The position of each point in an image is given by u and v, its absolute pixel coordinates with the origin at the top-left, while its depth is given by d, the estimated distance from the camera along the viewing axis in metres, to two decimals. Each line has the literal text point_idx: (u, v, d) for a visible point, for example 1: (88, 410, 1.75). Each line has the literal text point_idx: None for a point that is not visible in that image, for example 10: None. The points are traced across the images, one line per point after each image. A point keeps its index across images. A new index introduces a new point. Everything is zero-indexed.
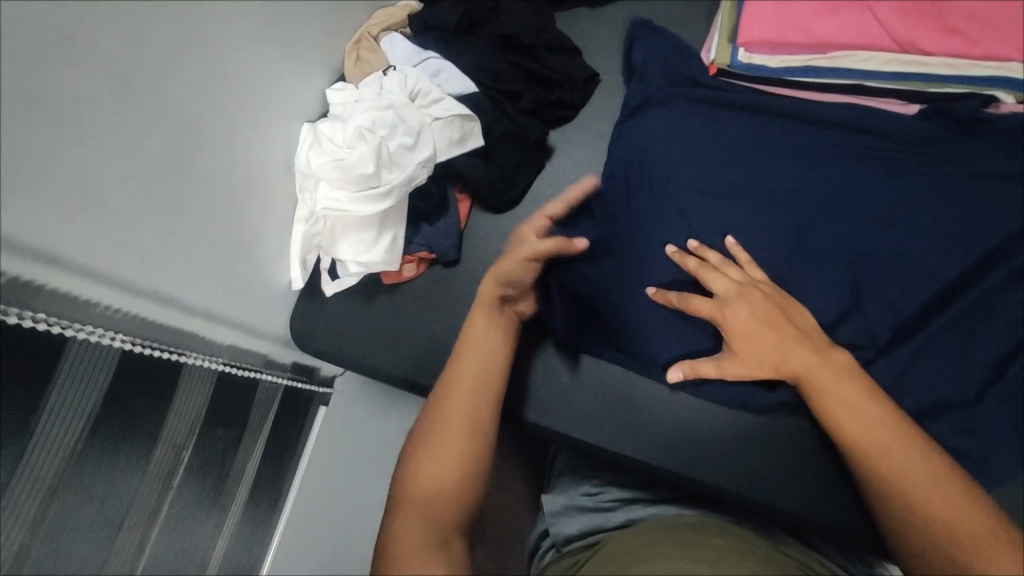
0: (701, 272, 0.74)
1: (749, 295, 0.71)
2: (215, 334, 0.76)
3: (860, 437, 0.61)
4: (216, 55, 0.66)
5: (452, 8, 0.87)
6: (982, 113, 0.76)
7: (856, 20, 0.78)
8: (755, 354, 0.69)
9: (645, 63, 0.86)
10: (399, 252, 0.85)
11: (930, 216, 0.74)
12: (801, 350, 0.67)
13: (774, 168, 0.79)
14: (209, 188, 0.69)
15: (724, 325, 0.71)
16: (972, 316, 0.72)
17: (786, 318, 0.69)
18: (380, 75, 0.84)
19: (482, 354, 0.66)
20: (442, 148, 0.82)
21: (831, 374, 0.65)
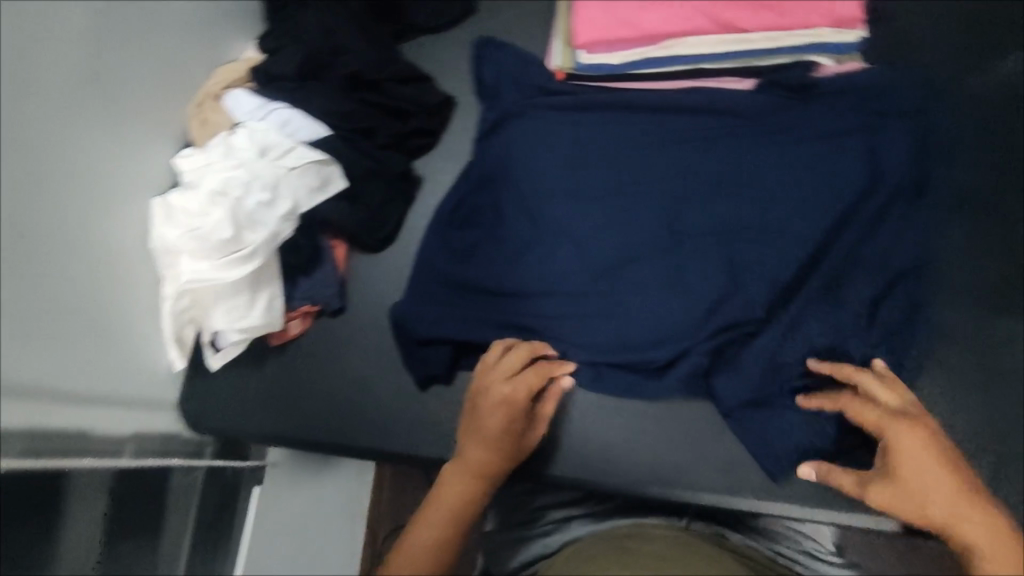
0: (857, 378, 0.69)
1: (914, 432, 0.62)
2: (104, 429, 0.69)
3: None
4: (35, 140, 0.60)
5: (290, 55, 0.85)
6: (808, 79, 0.79)
7: (679, 8, 0.81)
8: (911, 475, 0.59)
9: (497, 80, 0.87)
10: (279, 312, 0.81)
11: (784, 182, 0.76)
12: (959, 503, 0.56)
13: (635, 161, 0.80)
14: (57, 275, 0.63)
15: (889, 438, 0.63)
16: (835, 269, 0.75)
17: (954, 459, 0.60)
18: (226, 134, 0.80)
19: (465, 481, 0.71)
20: (303, 197, 0.80)
21: (982, 530, 0.54)
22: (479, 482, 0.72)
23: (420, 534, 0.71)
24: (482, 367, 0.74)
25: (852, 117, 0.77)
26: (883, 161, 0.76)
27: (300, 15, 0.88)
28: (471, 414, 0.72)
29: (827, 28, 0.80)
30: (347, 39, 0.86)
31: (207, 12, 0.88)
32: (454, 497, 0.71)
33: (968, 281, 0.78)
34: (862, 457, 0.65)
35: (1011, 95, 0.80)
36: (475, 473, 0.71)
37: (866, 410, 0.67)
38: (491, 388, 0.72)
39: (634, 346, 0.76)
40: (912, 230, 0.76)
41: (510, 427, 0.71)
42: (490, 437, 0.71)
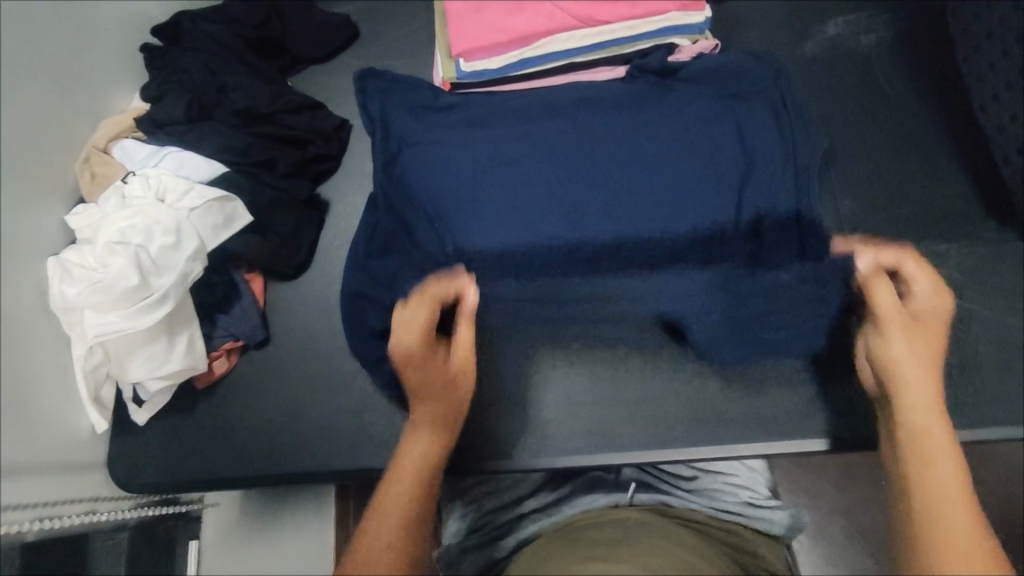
0: (875, 278, 0.67)
1: (926, 328, 0.64)
2: (25, 499, 0.66)
3: (931, 477, 0.54)
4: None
5: (176, 99, 0.85)
6: (671, 62, 0.84)
7: (541, 9, 0.83)
8: (915, 343, 0.63)
9: (384, 113, 0.85)
10: (201, 352, 0.80)
11: (670, 153, 0.79)
12: (930, 392, 0.60)
13: (533, 154, 0.81)
14: None
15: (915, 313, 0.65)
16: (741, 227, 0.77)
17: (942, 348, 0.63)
18: (120, 184, 0.80)
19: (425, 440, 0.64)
20: (208, 236, 0.79)
21: (935, 408, 0.59)
22: (442, 425, 0.66)
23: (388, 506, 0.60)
24: (399, 322, 0.70)
25: (709, 89, 0.83)
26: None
27: (181, 59, 0.89)
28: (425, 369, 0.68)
29: (676, 11, 0.84)
30: (234, 79, 0.89)
31: (87, 72, 0.88)
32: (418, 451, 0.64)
33: (854, 214, 0.83)
34: (891, 317, 0.64)
35: (850, 47, 0.89)
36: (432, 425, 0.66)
37: (918, 283, 0.66)
38: (410, 336, 0.68)
39: (558, 337, 0.82)
40: (800, 173, 0.80)
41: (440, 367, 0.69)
42: (443, 381, 0.68)
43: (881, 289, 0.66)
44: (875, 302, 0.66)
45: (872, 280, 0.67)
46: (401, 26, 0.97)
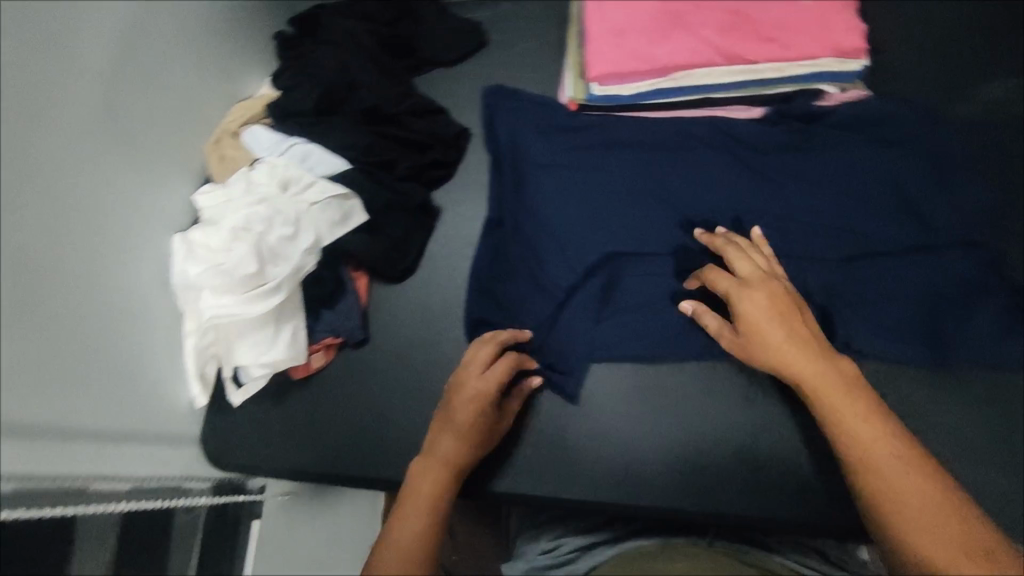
0: (710, 269, 0.71)
1: (755, 296, 0.66)
2: (124, 469, 0.70)
3: (842, 427, 0.57)
4: (54, 179, 0.61)
5: (309, 92, 0.86)
6: (816, 109, 0.81)
7: (686, 41, 0.79)
8: (758, 336, 0.64)
9: (509, 127, 0.87)
10: (303, 344, 0.81)
11: (797, 204, 0.78)
12: (797, 347, 0.62)
13: (659, 190, 0.81)
14: (79, 312, 0.63)
15: (739, 305, 0.67)
16: (858, 279, 0.75)
17: (789, 315, 0.65)
18: (247, 170, 0.82)
19: (432, 483, 0.67)
20: (324, 231, 0.80)
21: (807, 357, 0.62)
22: (450, 467, 0.69)
23: (399, 537, 0.62)
24: (470, 362, 0.74)
25: (852, 142, 0.79)
26: (903, 184, 0.78)
27: (317, 51, 0.89)
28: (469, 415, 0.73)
29: (830, 58, 0.78)
30: (364, 76, 0.88)
31: (223, 55, 0.90)
32: (429, 489, 0.67)
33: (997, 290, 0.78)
34: (719, 333, 0.69)
35: (1013, 111, 0.82)
36: (446, 460, 0.69)
37: (717, 278, 0.70)
38: (467, 385, 0.72)
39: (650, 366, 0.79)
40: (942, 242, 0.76)
41: (477, 420, 0.71)
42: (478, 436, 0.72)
43: (707, 315, 0.70)
44: (712, 328, 0.70)
45: (699, 311, 0.71)
46: (532, 38, 0.96)
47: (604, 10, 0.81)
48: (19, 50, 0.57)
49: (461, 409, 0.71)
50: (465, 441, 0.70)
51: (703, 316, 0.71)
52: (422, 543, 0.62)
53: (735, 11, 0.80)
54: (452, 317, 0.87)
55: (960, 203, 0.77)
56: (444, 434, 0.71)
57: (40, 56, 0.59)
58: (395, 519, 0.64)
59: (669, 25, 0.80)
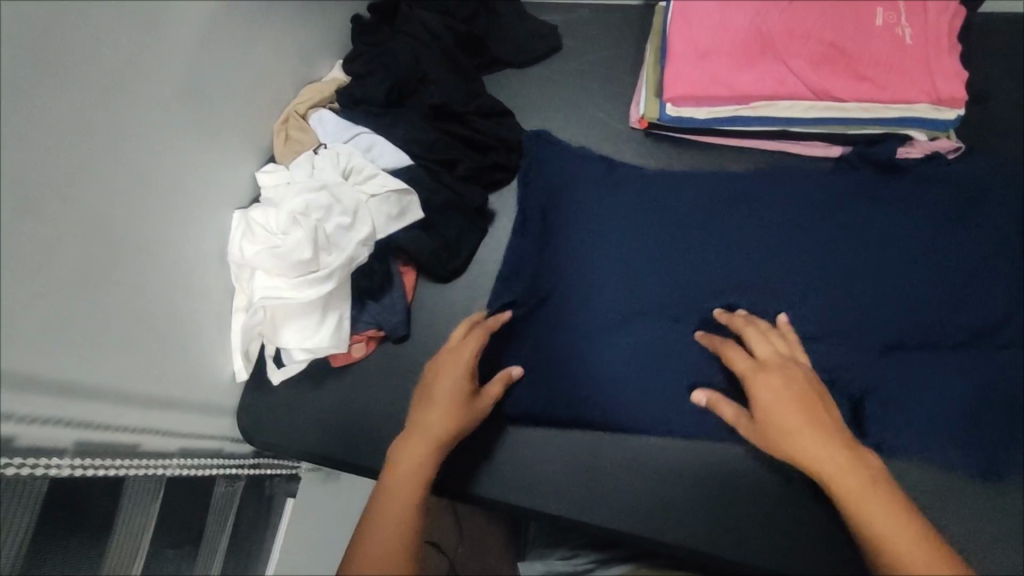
0: (728, 347, 0.71)
1: (773, 381, 0.64)
2: (169, 433, 0.72)
3: (865, 516, 0.55)
4: (131, 148, 0.63)
5: (379, 82, 0.86)
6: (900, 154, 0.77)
7: (772, 71, 0.75)
8: (775, 422, 0.62)
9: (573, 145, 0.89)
10: (346, 333, 0.82)
11: (867, 250, 0.75)
12: (815, 431, 0.60)
13: (721, 221, 0.79)
14: (141, 278, 0.65)
15: (753, 387, 0.65)
16: (929, 340, 0.72)
17: (814, 402, 0.63)
18: (311, 154, 0.82)
19: (416, 464, 0.63)
20: (380, 225, 0.80)
21: (827, 440, 0.60)
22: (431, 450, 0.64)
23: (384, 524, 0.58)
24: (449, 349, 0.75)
25: (932, 191, 0.76)
26: (985, 248, 0.74)
27: (392, 42, 0.88)
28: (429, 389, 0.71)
29: (925, 104, 0.73)
30: (436, 71, 0.87)
31: (300, 36, 0.90)
32: (412, 469, 0.62)
33: None
34: (736, 419, 0.67)
35: None
36: (431, 438, 0.65)
37: (736, 358, 0.69)
38: (449, 369, 0.71)
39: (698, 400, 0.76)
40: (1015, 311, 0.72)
41: (456, 397, 0.69)
42: (443, 417, 0.67)
43: (722, 403, 0.69)
44: (728, 416, 0.69)
45: (712, 399, 0.71)
46: (608, 47, 0.94)
47: (690, 30, 0.77)
48: (115, 19, 0.58)
49: (440, 389, 0.69)
50: (444, 414, 0.67)
51: (717, 404, 0.70)
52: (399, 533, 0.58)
53: (832, 42, 0.73)
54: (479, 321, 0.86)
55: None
56: (431, 412, 0.67)
57: (132, 27, 0.60)
58: (362, 529, 0.58)
59: (756, 52, 0.75)
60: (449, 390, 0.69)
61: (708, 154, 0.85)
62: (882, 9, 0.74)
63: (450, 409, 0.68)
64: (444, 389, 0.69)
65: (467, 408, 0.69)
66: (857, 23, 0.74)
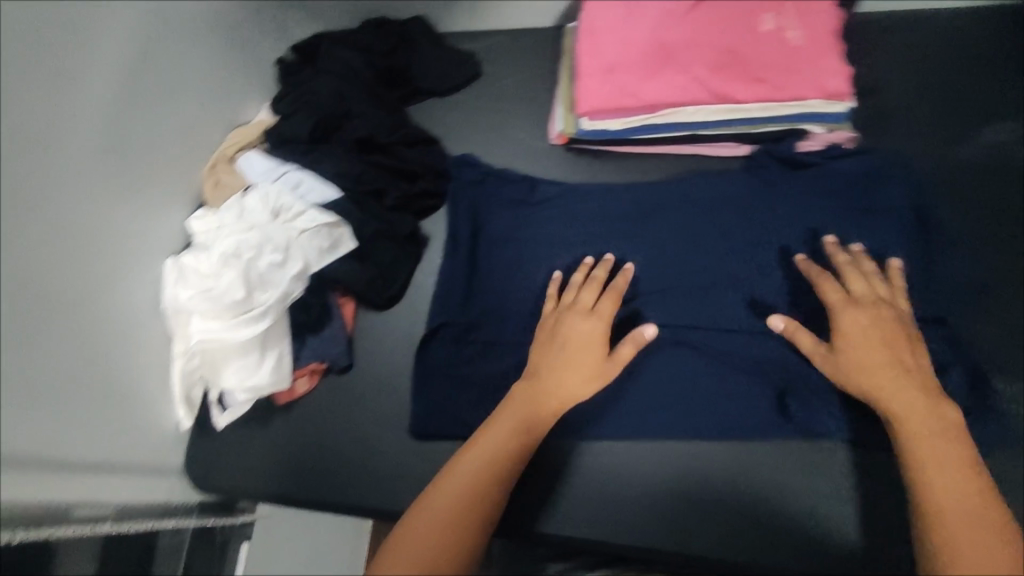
0: (824, 278, 0.73)
1: (861, 317, 0.69)
2: (102, 495, 0.71)
3: (920, 455, 0.60)
4: (53, 210, 0.63)
5: (303, 120, 0.88)
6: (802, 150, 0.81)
7: (675, 80, 0.79)
8: (858, 351, 0.67)
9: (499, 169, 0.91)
10: (288, 369, 0.82)
11: (780, 242, 0.78)
12: (893, 371, 0.65)
13: (638, 229, 0.83)
14: (69, 339, 0.65)
15: (840, 323, 0.70)
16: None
17: (899, 342, 0.67)
18: (240, 196, 0.83)
19: (515, 421, 0.70)
20: (313, 258, 0.81)
21: (903, 384, 0.64)
22: (535, 417, 0.70)
23: (470, 462, 0.67)
24: (571, 299, 0.77)
25: (836, 181, 0.79)
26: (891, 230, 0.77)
27: (313, 81, 0.90)
28: (548, 345, 0.74)
29: (818, 100, 0.77)
30: (360, 106, 0.90)
31: (225, 83, 0.92)
32: (513, 420, 0.70)
33: (994, 341, 0.74)
34: (812, 351, 0.70)
35: (1014, 155, 0.80)
36: (549, 399, 0.71)
37: (828, 291, 0.72)
38: (584, 328, 0.74)
39: (636, 403, 0.77)
40: (926, 288, 0.76)
41: (593, 364, 0.72)
42: (564, 377, 0.72)
43: (801, 336, 0.71)
44: (806, 345, 0.71)
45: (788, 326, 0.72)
46: (525, 71, 0.97)
47: (596, 48, 0.81)
48: (24, 88, 0.59)
49: (581, 355, 0.73)
50: (585, 384, 0.72)
51: (794, 334, 0.72)
52: (492, 486, 0.65)
53: (727, 49, 0.78)
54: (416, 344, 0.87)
55: (948, 260, 0.77)
56: (565, 373, 0.72)
57: (53, 94, 0.62)
58: (446, 472, 0.66)
59: (659, 63, 0.79)
60: (588, 357, 0.73)
61: (626, 162, 0.88)
62: (769, 15, 0.78)
63: (590, 378, 0.72)
64: (583, 356, 0.73)
65: (590, 369, 0.72)
66: (746, 30, 0.78)
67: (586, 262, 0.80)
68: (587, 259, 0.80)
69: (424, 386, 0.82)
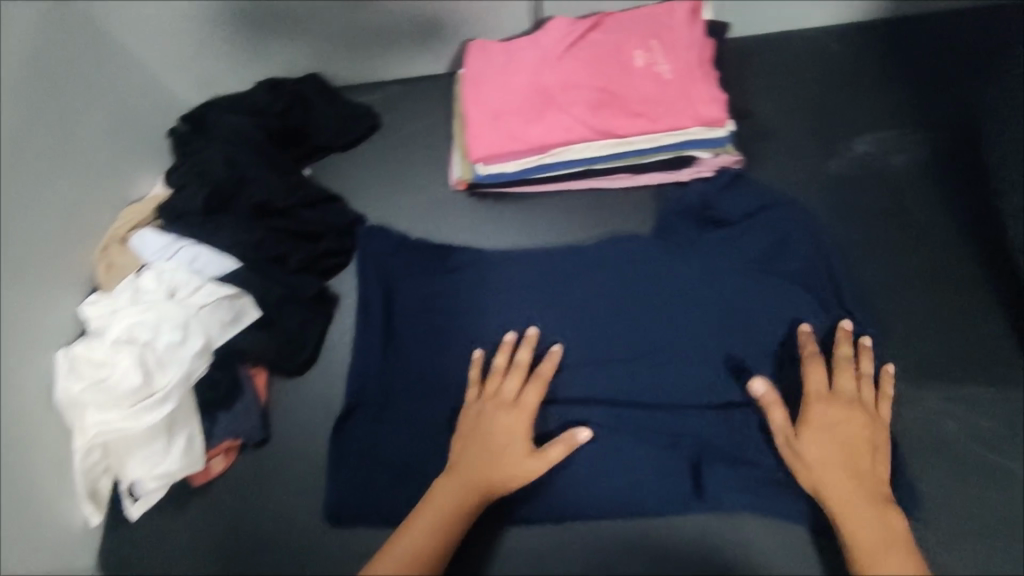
0: (811, 362, 0.74)
1: (832, 413, 0.70)
2: None
3: (871, 574, 0.62)
4: None
5: (195, 192, 0.85)
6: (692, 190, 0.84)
7: (559, 120, 0.80)
8: (819, 446, 0.69)
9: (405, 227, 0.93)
10: (199, 450, 0.79)
11: (677, 275, 0.81)
12: (854, 482, 0.67)
13: (543, 275, 0.84)
14: None
15: (813, 416, 0.71)
16: (740, 340, 0.78)
17: (861, 443, 0.69)
18: (134, 277, 0.80)
19: (446, 508, 0.70)
20: (215, 333, 0.79)
21: (859, 491, 0.66)
22: (465, 509, 0.71)
23: (405, 541, 0.69)
24: (496, 388, 0.77)
25: (726, 208, 0.83)
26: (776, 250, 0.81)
27: (205, 151, 0.89)
28: (474, 439, 0.74)
29: (698, 126, 0.79)
30: (253, 172, 0.88)
31: (115, 161, 0.90)
32: (448, 508, 0.70)
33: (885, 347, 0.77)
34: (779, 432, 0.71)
35: (883, 164, 0.85)
36: (479, 488, 0.72)
37: (811, 376, 0.73)
38: (516, 422, 0.74)
39: (553, 447, 0.77)
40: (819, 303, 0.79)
41: (525, 466, 0.72)
42: (491, 469, 0.72)
43: (776, 411, 0.71)
44: (776, 424, 0.71)
45: (768, 398, 0.72)
46: (422, 122, 0.99)
47: (481, 96, 0.83)
48: None
49: (514, 454, 0.73)
50: (518, 480, 0.72)
51: (768, 406, 0.72)
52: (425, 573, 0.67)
53: (603, 88, 0.80)
54: (332, 409, 0.86)
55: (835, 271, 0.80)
56: (499, 472, 0.72)
57: None
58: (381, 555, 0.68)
59: (542, 105, 0.81)
60: (519, 457, 0.73)
61: (525, 207, 0.90)
62: (640, 52, 0.81)
63: (520, 475, 0.72)
64: (516, 457, 0.73)
65: (518, 462, 0.72)
66: (621, 68, 0.81)
67: (508, 341, 0.80)
68: (508, 340, 0.79)
69: (343, 452, 0.81)
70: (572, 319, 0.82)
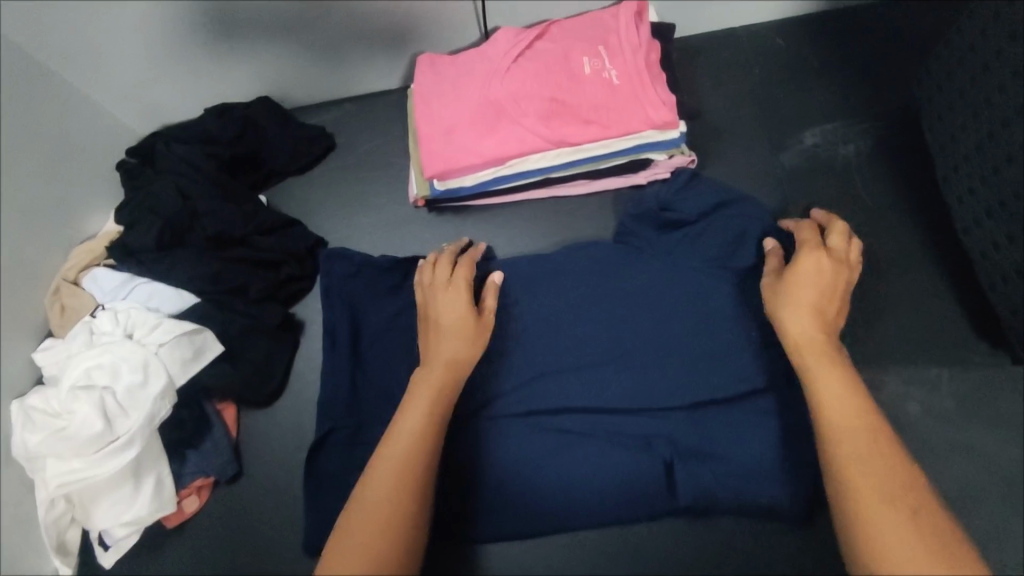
0: (808, 223, 0.76)
1: (823, 259, 0.70)
2: None
3: (833, 404, 0.60)
4: None
5: (147, 228, 0.83)
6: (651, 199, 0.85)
7: (512, 132, 0.80)
8: (801, 288, 0.69)
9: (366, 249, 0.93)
10: (169, 491, 0.77)
11: (638, 278, 0.82)
12: (822, 327, 0.67)
13: (509, 291, 0.84)
14: None
15: (803, 262, 0.71)
16: (706, 338, 0.78)
17: (838, 290, 0.69)
18: (88, 319, 0.78)
19: (426, 395, 0.69)
20: (177, 371, 0.76)
21: (827, 337, 0.66)
22: (446, 385, 0.71)
23: (396, 431, 0.67)
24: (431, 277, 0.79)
25: (684, 208, 0.82)
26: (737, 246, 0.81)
27: (153, 184, 0.87)
28: (429, 324, 0.76)
29: (651, 130, 0.80)
30: (205, 203, 0.86)
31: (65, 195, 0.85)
32: (428, 392, 0.70)
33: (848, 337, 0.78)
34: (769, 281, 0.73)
35: (831, 156, 0.86)
36: (445, 362, 0.72)
37: (803, 229, 0.75)
38: (462, 299, 0.76)
39: (530, 461, 0.77)
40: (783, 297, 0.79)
41: (474, 328, 0.75)
42: (453, 349, 0.73)
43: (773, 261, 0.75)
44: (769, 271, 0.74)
45: (773, 251, 0.77)
46: (377, 142, 0.98)
47: (432, 112, 0.82)
48: None
49: (466, 324, 0.75)
50: (474, 348, 0.74)
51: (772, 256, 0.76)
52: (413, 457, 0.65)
53: (553, 97, 0.80)
54: (305, 437, 0.85)
55: None
56: (455, 344, 0.73)
57: None
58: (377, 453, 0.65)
59: (493, 118, 0.80)
60: (471, 324, 0.75)
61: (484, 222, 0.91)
62: (588, 58, 0.81)
63: (474, 340, 0.74)
64: (472, 325, 0.75)
65: (468, 329, 0.75)
66: (570, 76, 0.81)
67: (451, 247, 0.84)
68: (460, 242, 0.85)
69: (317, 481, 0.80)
70: (539, 328, 0.81)
